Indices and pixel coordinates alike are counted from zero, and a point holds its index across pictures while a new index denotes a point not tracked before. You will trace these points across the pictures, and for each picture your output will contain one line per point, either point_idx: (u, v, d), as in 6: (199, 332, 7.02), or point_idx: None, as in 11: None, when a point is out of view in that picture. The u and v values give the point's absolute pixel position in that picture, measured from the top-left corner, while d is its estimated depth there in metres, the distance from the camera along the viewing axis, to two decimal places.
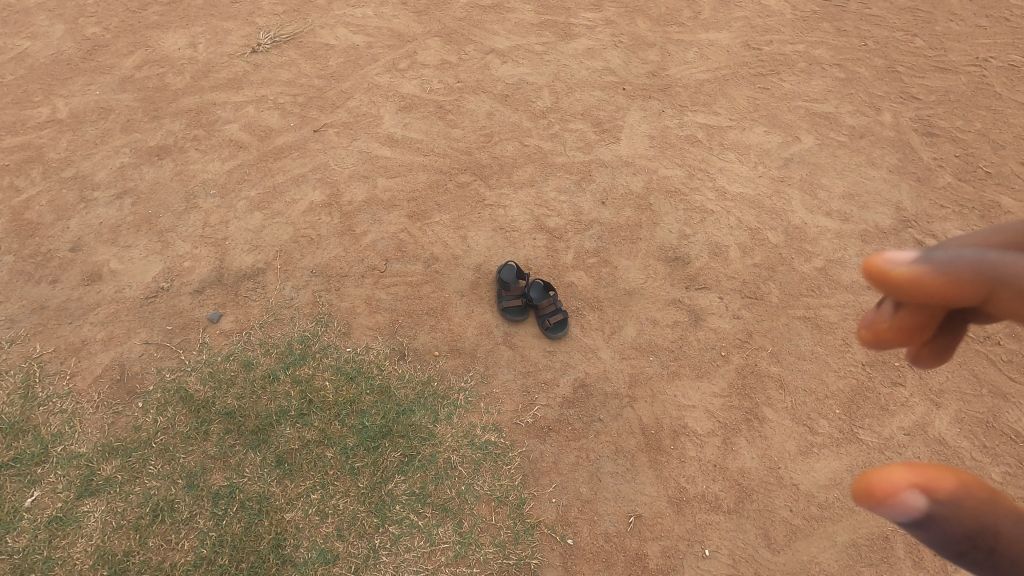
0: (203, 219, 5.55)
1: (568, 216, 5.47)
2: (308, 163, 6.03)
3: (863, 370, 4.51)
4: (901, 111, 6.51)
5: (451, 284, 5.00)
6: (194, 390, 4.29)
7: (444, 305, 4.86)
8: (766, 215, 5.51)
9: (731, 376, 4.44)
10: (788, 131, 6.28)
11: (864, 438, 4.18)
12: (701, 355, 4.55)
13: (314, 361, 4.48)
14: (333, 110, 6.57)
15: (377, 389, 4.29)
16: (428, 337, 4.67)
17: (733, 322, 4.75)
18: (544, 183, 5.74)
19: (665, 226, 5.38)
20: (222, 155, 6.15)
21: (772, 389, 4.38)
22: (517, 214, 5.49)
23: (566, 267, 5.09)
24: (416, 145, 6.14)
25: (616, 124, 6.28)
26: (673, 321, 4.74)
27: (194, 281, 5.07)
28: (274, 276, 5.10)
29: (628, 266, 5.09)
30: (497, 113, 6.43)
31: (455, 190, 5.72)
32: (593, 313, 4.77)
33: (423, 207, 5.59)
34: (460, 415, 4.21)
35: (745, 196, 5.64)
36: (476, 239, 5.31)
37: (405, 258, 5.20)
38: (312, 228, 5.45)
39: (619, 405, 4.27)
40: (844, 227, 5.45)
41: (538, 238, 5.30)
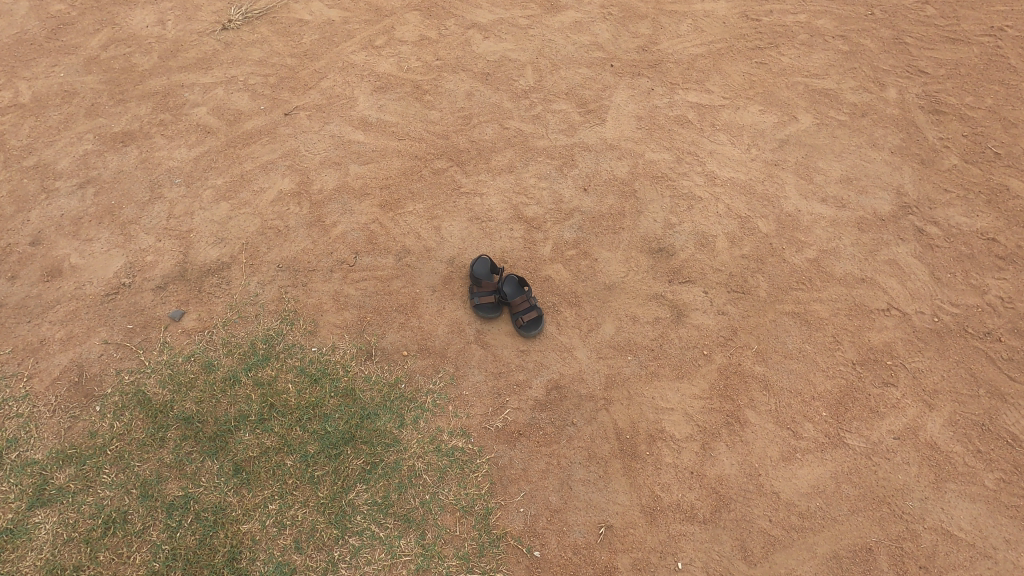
0: (167, 211, 5.33)
1: (548, 204, 5.19)
2: (278, 150, 5.75)
3: (854, 370, 4.28)
4: (907, 86, 6.12)
5: (422, 279, 4.78)
6: (152, 393, 4.15)
7: (415, 302, 4.66)
8: (757, 202, 5.21)
9: (713, 377, 4.23)
10: (784, 110, 5.91)
11: (850, 443, 3.97)
12: (682, 354, 4.34)
13: (277, 362, 4.32)
14: (304, 92, 6.25)
15: (341, 392, 4.14)
16: (397, 336, 4.48)
17: (717, 318, 4.51)
18: (524, 169, 5.44)
19: (649, 215, 5.10)
20: (188, 140, 5.89)
21: (756, 391, 4.17)
22: (494, 203, 5.22)
23: (544, 259, 4.84)
24: (391, 129, 5.84)
25: (602, 104, 5.93)
26: (654, 318, 4.52)
27: (157, 277, 4.87)
28: (240, 271, 4.89)
29: (609, 258, 4.84)
30: (477, 93, 6.10)
31: (430, 177, 5.44)
32: (570, 309, 4.55)
33: (396, 195, 5.33)
34: (427, 419, 4.04)
35: (735, 181, 5.34)
36: (450, 230, 5.06)
37: (376, 251, 4.96)
38: (281, 219, 5.21)
39: (594, 408, 4.09)
40: (840, 214, 5.14)
41: (515, 229, 5.04)
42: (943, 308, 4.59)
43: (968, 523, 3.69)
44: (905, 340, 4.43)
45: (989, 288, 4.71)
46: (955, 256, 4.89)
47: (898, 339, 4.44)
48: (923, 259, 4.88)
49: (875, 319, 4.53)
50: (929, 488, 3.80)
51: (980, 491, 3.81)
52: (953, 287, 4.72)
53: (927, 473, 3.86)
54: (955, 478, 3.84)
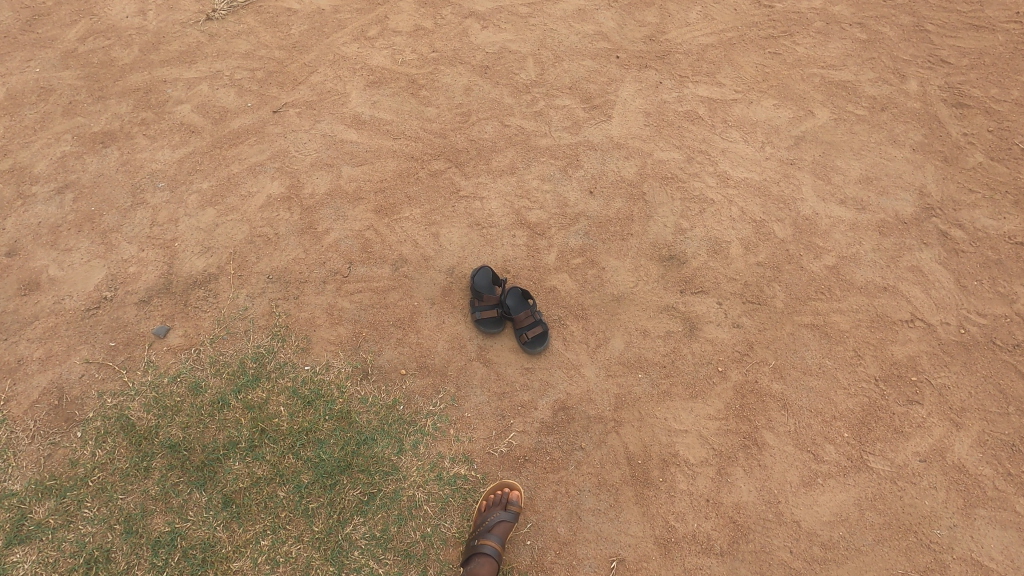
0: (150, 217, 5.04)
1: (552, 208, 4.91)
2: (266, 151, 5.45)
3: (876, 387, 4.07)
4: (929, 78, 5.80)
5: (420, 290, 4.53)
6: (136, 418, 3.92)
7: (413, 316, 4.41)
8: (773, 204, 4.94)
9: (728, 395, 4.02)
10: (800, 104, 5.60)
11: (874, 466, 3.77)
12: (695, 371, 4.12)
13: (268, 383, 4.09)
14: (293, 88, 5.92)
15: (336, 415, 3.92)
16: (394, 353, 4.25)
17: (732, 332, 4.28)
18: (525, 170, 5.15)
19: (659, 220, 4.83)
20: (172, 141, 5.58)
21: (774, 411, 3.96)
22: (496, 207, 4.94)
23: (548, 268, 4.59)
24: (385, 127, 5.53)
25: (607, 99, 5.61)
26: (665, 331, 4.28)
27: (140, 289, 4.61)
28: (228, 283, 4.63)
29: (617, 267, 4.58)
30: (475, 87, 5.77)
31: (426, 179, 5.15)
32: (577, 323, 4.31)
33: (392, 199, 5.04)
34: (427, 444, 3.84)
35: (749, 182, 5.06)
36: (449, 237, 4.79)
37: (371, 260, 4.70)
38: (270, 226, 4.93)
39: (603, 430, 3.88)
40: (860, 217, 4.88)
41: (518, 235, 4.78)
42: (970, 318, 4.36)
43: (998, 553, 3.51)
44: (930, 354, 4.21)
45: (1018, 296, 4.47)
46: (982, 262, 4.64)
47: (922, 353, 4.22)
48: (948, 265, 4.63)
49: (898, 332, 4.30)
50: (958, 515, 3.61)
51: (1011, 518, 3.62)
52: (980, 295, 4.48)
53: (955, 498, 3.67)
54: (985, 504, 3.65)
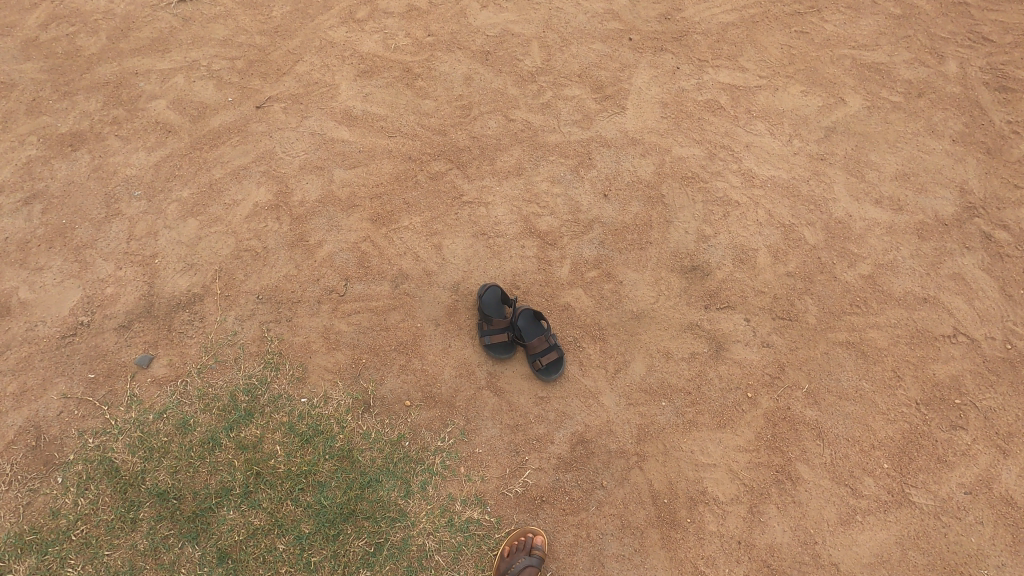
0: (127, 230, 4.62)
1: (564, 214, 4.52)
2: (250, 152, 4.99)
3: (917, 412, 3.79)
4: (969, 58, 5.32)
5: (423, 311, 4.18)
6: (120, 461, 3.64)
7: (416, 339, 4.08)
8: (803, 206, 4.53)
9: (759, 424, 3.74)
10: (830, 90, 5.13)
11: (917, 501, 3.53)
12: (723, 398, 3.82)
13: (261, 419, 3.79)
14: (277, 80, 5.41)
15: (336, 455, 3.65)
16: (397, 382, 3.93)
17: (762, 352, 3.96)
18: (533, 171, 4.72)
19: (680, 225, 4.44)
20: (147, 142, 5.10)
21: (808, 440, 3.69)
22: (502, 214, 4.55)
23: (561, 283, 4.23)
24: (379, 124, 5.06)
25: (620, 88, 5.12)
26: (689, 353, 3.96)
27: (119, 313, 4.24)
28: (214, 304, 4.27)
29: (636, 281, 4.23)
30: (476, 76, 5.27)
31: (426, 182, 4.73)
32: (594, 346, 3.99)
33: (389, 206, 4.64)
34: (437, 485, 3.60)
35: (777, 181, 4.64)
36: (452, 250, 4.41)
37: (368, 277, 4.33)
38: (258, 239, 4.53)
39: (625, 466, 3.61)
40: (897, 219, 4.50)
41: (527, 246, 4.40)
42: (1016, 332, 4.06)
43: None
44: (974, 373, 3.92)
45: None
46: None
47: (966, 372, 3.93)
48: (992, 272, 4.29)
49: (940, 349, 4.00)
50: (1005, 552, 3.42)
51: None
52: None
53: (1002, 534, 3.47)
54: None
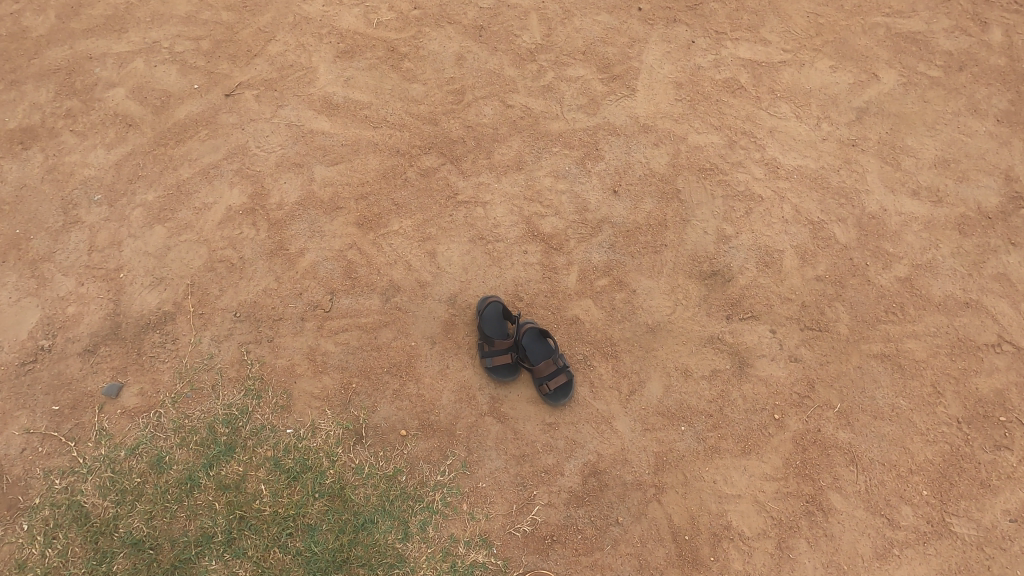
0: (88, 240, 4.18)
1: (569, 214, 4.09)
2: (220, 148, 4.50)
3: (959, 431, 3.48)
4: (1015, 25, 4.79)
5: (417, 327, 3.81)
6: (90, 505, 3.33)
7: (410, 360, 3.72)
8: (833, 199, 4.10)
9: (787, 449, 3.43)
10: (863, 64, 4.61)
11: (959, 531, 3.26)
12: (748, 420, 3.50)
13: (244, 454, 3.47)
14: (247, 63, 4.83)
15: (327, 495, 3.37)
16: (392, 408, 3.60)
17: (789, 368, 3.62)
18: (535, 165, 4.26)
19: (698, 225, 4.02)
20: (106, 138, 4.57)
21: (841, 466, 3.39)
22: (502, 215, 4.11)
23: (568, 293, 3.85)
24: (362, 113, 4.56)
25: (629, 67, 4.60)
26: (711, 370, 3.62)
27: (84, 336, 3.85)
28: (188, 324, 3.88)
29: (650, 289, 3.84)
30: (468, 56, 4.72)
31: (416, 180, 4.27)
32: (605, 364, 3.65)
33: (376, 208, 4.20)
34: (438, 525, 3.34)
35: (804, 171, 4.19)
36: (448, 257, 4.01)
37: (356, 289, 3.94)
38: (233, 248, 4.11)
39: (643, 499, 3.33)
40: (937, 212, 4.08)
41: (530, 252, 3.99)
42: None
43: None
44: (1020, 386, 3.61)
45: None
46: None
47: (1010, 385, 3.61)
48: None
49: (984, 359, 3.66)
50: None
51: None
52: None
53: None
54: None
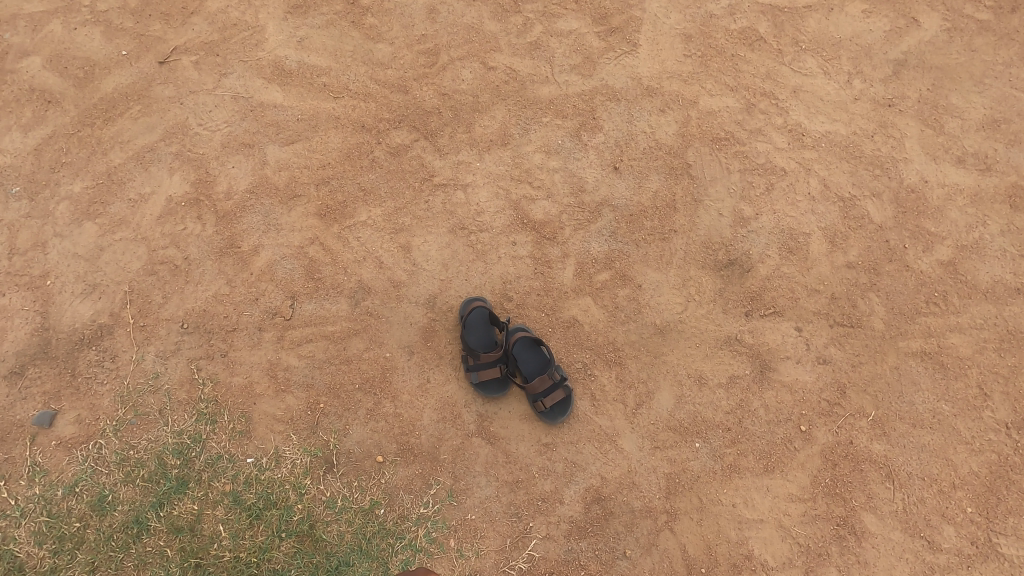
0: (7, 241, 3.58)
1: (563, 197, 3.54)
2: (156, 127, 3.83)
3: (1008, 439, 3.08)
4: None
5: (392, 336, 3.33)
6: (24, 555, 2.92)
7: (385, 374, 3.26)
8: (866, 171, 3.55)
9: (815, 466, 3.03)
10: (902, 6, 3.91)
11: (1006, 552, 2.92)
12: (770, 433, 3.09)
13: (198, 490, 3.05)
14: (182, 22, 4.04)
15: (295, 534, 2.98)
16: (366, 431, 3.17)
17: (817, 371, 3.18)
18: (522, 139, 3.67)
19: (711, 205, 3.48)
20: (21, 117, 3.84)
21: (876, 483, 3.01)
22: (485, 200, 3.56)
23: (564, 291, 3.36)
24: (320, 81, 3.90)
25: (630, 16, 3.87)
26: (728, 377, 3.18)
27: (9, 356, 3.34)
28: (129, 339, 3.37)
29: (657, 283, 3.35)
30: (442, 6, 3.97)
31: (385, 161, 3.68)
32: (607, 373, 3.20)
33: (340, 195, 3.62)
34: (422, 564, 2.98)
35: (833, 138, 3.62)
36: (424, 251, 3.48)
37: (320, 292, 3.43)
38: (177, 248, 3.55)
39: (653, 528, 2.95)
40: (984, 183, 3.55)
41: (519, 243, 3.46)
42: None
43: None
44: None
45: None
46: None
47: None
48: None
49: None
50: None
51: None
52: None
53: None
54: None
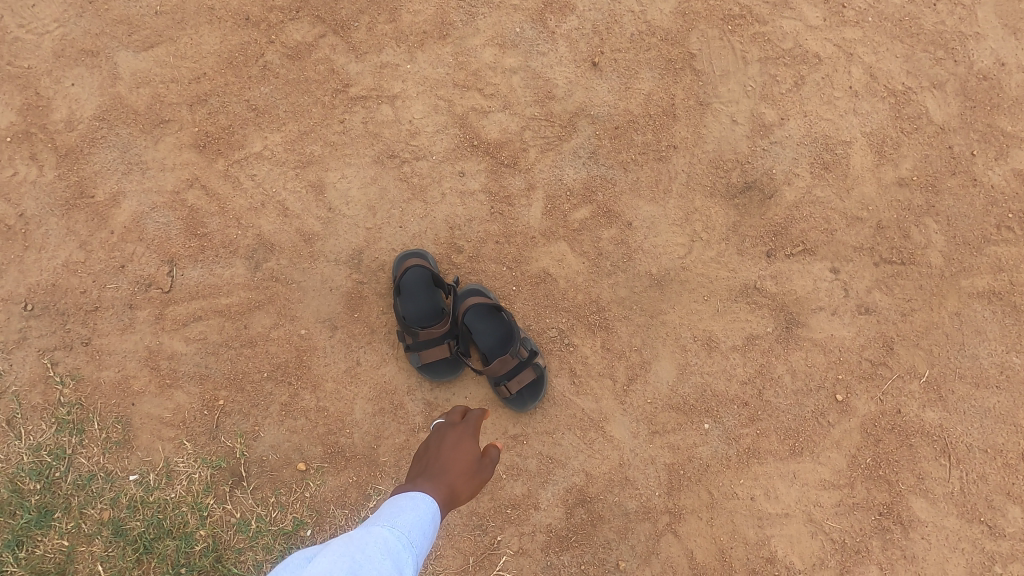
0: None
1: (525, 106, 2.63)
2: None
3: None
4: None
5: (308, 307, 2.53)
6: None
7: (303, 358, 2.50)
8: (927, 52, 2.65)
9: (854, 443, 2.41)
10: None
11: None
12: (798, 406, 2.43)
13: (67, 521, 2.36)
14: None
15: (196, 571, 2.36)
16: (282, 433, 2.46)
17: (858, 324, 2.48)
18: (465, 27, 2.66)
19: (722, 111, 2.61)
20: None
21: (929, 460, 2.40)
22: (420, 116, 2.63)
23: (530, 236, 2.55)
24: None
25: None
26: (745, 338, 2.47)
27: None
28: None
29: (652, 218, 2.54)
30: None
31: (281, 66, 2.68)
32: (589, 341, 2.47)
33: (224, 118, 2.65)
34: None
35: (885, 9, 2.67)
36: (343, 191, 2.60)
37: (208, 254, 2.57)
38: (6, 202, 2.58)
39: (651, 532, 2.37)
40: None
41: (468, 174, 2.60)
42: None
43: None
44: None
45: None
46: None
47: None
48: None
49: None
50: None
51: None
52: None
53: None
54: None
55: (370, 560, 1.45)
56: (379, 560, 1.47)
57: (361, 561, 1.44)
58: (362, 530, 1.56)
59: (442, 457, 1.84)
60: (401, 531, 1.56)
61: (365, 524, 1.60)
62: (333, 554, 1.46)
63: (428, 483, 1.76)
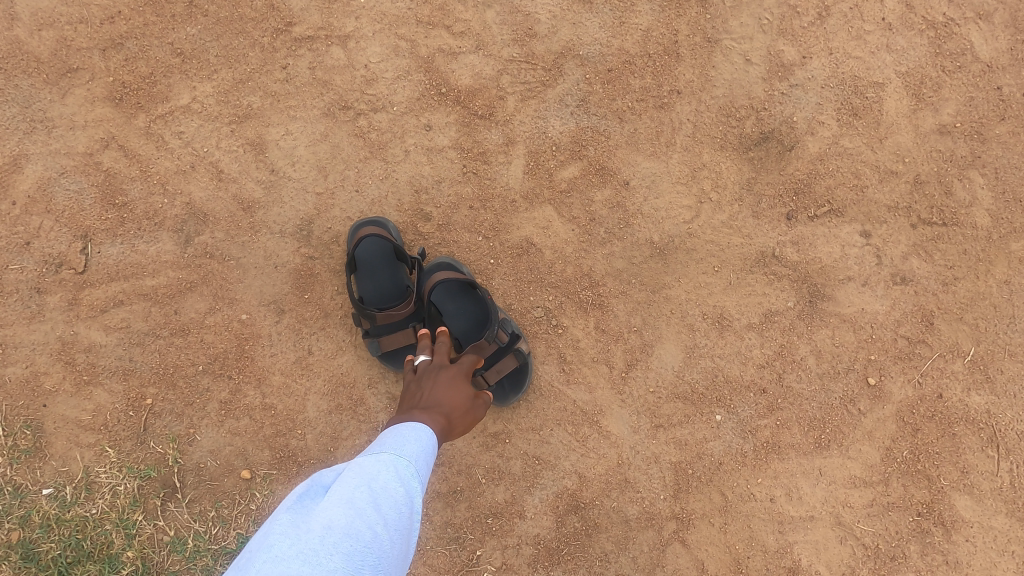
0: None
1: (501, 46, 2.21)
2: None
3: None
4: None
5: (250, 287, 2.15)
6: None
7: (245, 348, 2.13)
8: None
9: (887, 435, 2.09)
10: None
11: None
12: (824, 392, 2.10)
13: None
14: None
15: None
16: (222, 436, 2.11)
17: (893, 296, 2.13)
18: None
19: (733, 49, 2.21)
20: None
21: (975, 452, 2.08)
22: (377, 59, 2.21)
23: (509, 200, 2.17)
24: None
25: None
26: (763, 315, 2.12)
27: None
28: None
29: (653, 177, 2.16)
30: None
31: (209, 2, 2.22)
32: (579, 322, 2.11)
33: (143, 65, 2.21)
34: None
35: None
36: (288, 150, 2.19)
37: (130, 227, 2.16)
38: None
39: (655, 541, 2.05)
40: None
41: (435, 128, 2.20)
42: None
43: None
44: None
45: None
46: None
47: None
48: None
49: None
50: None
51: None
52: None
53: None
54: None
55: (388, 488, 1.27)
56: (395, 487, 1.28)
57: (379, 490, 1.26)
58: (368, 458, 1.35)
59: (433, 392, 1.63)
60: (412, 456, 1.36)
61: (366, 453, 1.40)
62: (345, 482, 1.26)
63: (421, 413, 1.53)
